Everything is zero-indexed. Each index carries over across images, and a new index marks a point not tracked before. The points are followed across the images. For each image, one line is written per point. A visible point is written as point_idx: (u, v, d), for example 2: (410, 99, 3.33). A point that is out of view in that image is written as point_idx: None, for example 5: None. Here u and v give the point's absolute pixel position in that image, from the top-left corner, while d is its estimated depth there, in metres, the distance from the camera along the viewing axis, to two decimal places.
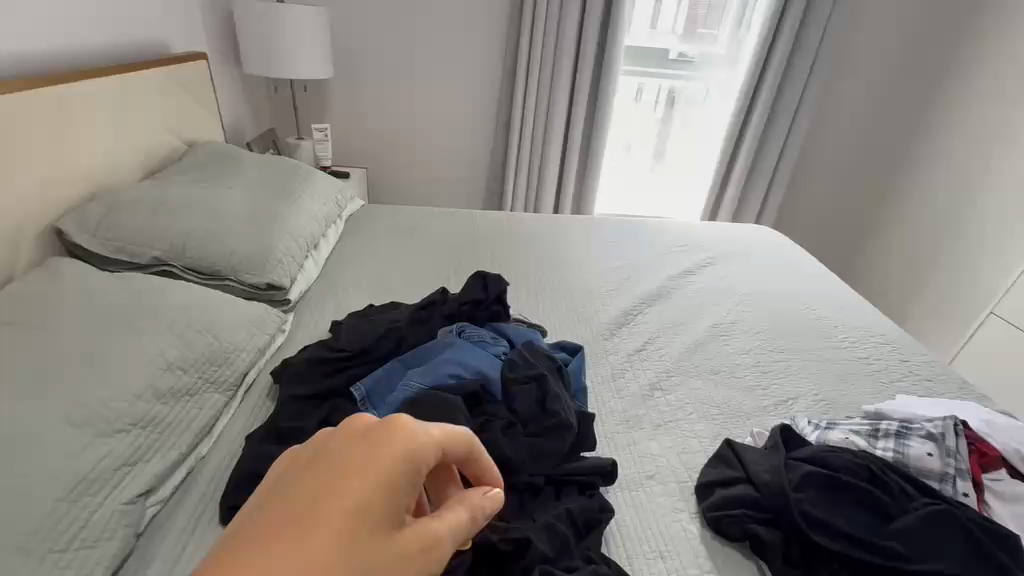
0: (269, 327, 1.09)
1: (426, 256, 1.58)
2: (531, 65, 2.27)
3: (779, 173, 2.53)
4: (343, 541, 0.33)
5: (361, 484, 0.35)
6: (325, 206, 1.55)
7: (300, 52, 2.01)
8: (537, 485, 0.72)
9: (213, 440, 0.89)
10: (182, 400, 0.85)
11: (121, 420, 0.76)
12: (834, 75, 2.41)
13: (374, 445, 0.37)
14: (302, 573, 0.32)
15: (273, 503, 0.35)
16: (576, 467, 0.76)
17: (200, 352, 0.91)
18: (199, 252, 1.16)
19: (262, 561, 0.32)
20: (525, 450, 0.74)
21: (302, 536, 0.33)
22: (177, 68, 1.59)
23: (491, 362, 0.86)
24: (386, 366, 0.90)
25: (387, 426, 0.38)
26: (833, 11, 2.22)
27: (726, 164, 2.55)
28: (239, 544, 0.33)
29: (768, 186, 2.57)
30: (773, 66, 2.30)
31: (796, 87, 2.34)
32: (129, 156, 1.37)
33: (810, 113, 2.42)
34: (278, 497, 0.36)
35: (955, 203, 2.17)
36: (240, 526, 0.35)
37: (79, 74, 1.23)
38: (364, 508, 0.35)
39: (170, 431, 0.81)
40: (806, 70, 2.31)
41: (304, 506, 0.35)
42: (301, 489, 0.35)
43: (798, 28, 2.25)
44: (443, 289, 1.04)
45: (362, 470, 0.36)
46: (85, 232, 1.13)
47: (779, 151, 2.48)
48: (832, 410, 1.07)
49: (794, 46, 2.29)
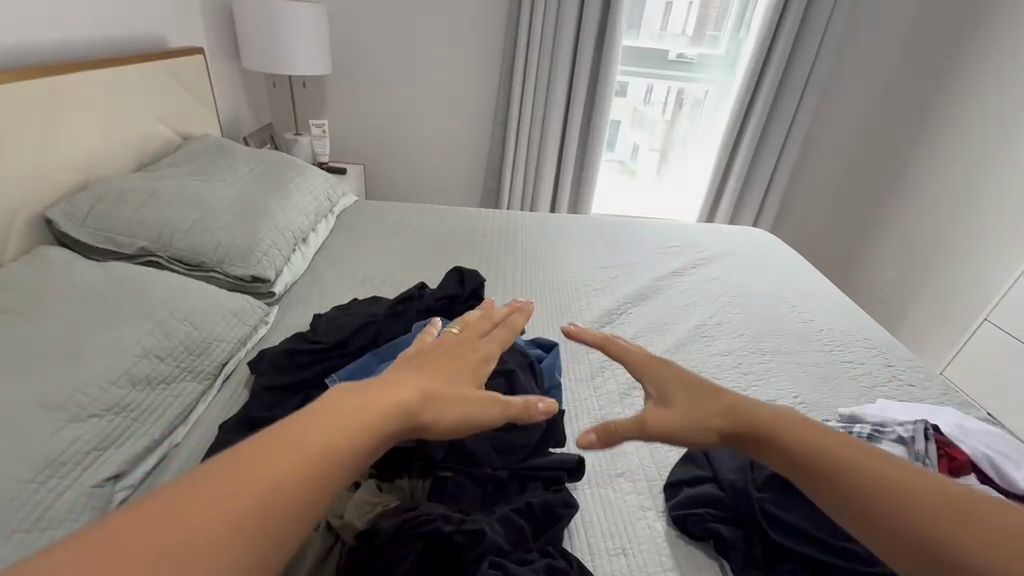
0: (251, 319, 1.10)
1: (414, 252, 1.59)
2: (528, 63, 2.27)
3: (777, 176, 2.52)
4: (453, 383, 0.56)
5: (462, 363, 0.59)
6: (316, 201, 1.56)
7: (298, 49, 2.03)
8: (501, 477, 0.72)
9: (188, 428, 0.90)
10: (158, 388, 0.87)
11: (94, 406, 0.77)
12: (833, 77, 2.40)
13: (466, 348, 0.62)
14: (433, 391, 0.53)
15: (406, 366, 0.57)
16: (540, 461, 0.77)
17: (178, 341, 0.93)
18: (185, 242, 1.18)
19: (410, 381, 0.53)
20: (490, 443, 0.74)
21: (429, 376, 0.55)
22: (172, 62, 1.61)
23: None
24: (362, 358, 0.92)
25: (472, 341, 0.63)
26: (834, 12, 2.20)
27: (723, 166, 2.53)
28: (392, 377, 0.54)
29: (765, 188, 2.55)
30: (772, 67, 2.28)
31: (795, 90, 2.33)
32: (122, 148, 1.38)
33: (809, 116, 2.41)
34: (408, 364, 0.57)
35: (953, 207, 2.15)
36: (386, 373, 0.55)
37: (70, 66, 1.24)
38: (462, 373, 0.58)
39: (144, 417, 0.83)
40: (804, 73, 2.30)
41: (428, 367, 0.57)
42: (425, 360, 0.58)
43: (799, 30, 2.23)
44: (421, 284, 1.04)
45: (461, 358, 0.60)
46: (74, 222, 1.14)
47: (777, 153, 2.46)
48: (810, 413, 1.06)
49: (794, 47, 2.27)
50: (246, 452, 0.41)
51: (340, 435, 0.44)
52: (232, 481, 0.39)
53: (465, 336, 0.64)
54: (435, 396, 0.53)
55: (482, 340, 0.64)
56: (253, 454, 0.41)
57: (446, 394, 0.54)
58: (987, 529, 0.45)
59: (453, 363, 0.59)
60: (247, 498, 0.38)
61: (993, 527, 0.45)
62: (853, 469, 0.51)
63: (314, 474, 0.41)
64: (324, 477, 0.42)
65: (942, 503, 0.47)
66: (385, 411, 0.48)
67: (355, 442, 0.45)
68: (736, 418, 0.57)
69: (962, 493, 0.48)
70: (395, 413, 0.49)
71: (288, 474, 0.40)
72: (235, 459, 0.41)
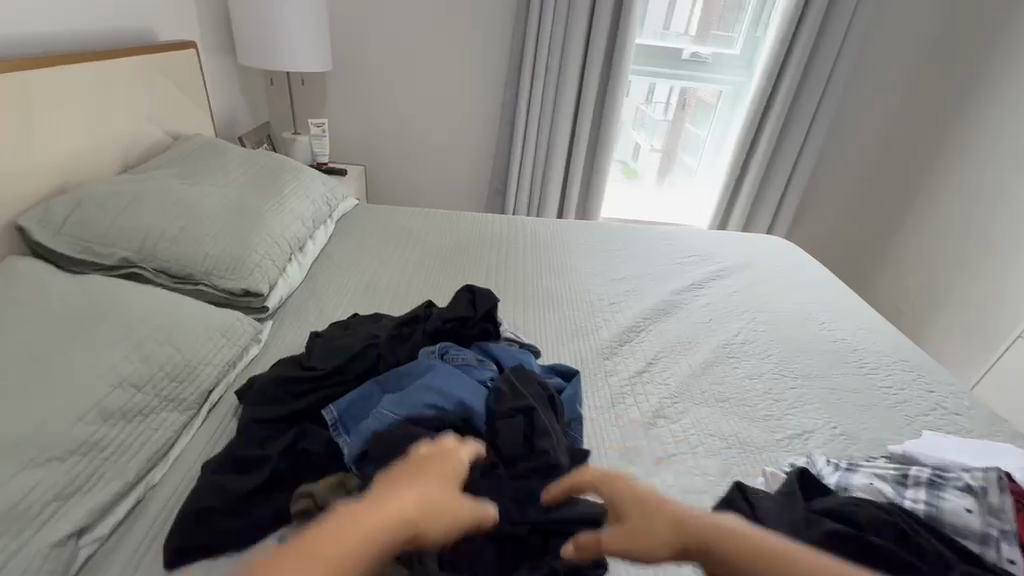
0: (241, 338, 1.00)
1: (419, 260, 1.49)
2: (537, 61, 2.17)
3: (793, 181, 2.42)
4: (443, 490, 0.52)
5: (440, 470, 0.56)
6: (314, 206, 1.47)
7: (297, 43, 1.93)
8: (522, 535, 0.63)
9: (169, 465, 0.81)
10: (134, 421, 0.78)
11: (58, 446, 0.68)
12: (854, 79, 2.30)
13: (437, 457, 0.59)
14: (431, 500, 0.49)
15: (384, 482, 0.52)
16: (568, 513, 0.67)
17: (158, 366, 0.83)
18: (170, 252, 1.08)
19: (403, 491, 0.48)
20: (509, 494, 0.66)
21: (418, 484, 0.51)
22: (161, 57, 1.52)
23: (475, 389, 0.77)
24: (363, 387, 0.82)
25: (441, 450, 0.60)
26: (857, 12, 2.11)
27: (738, 170, 2.43)
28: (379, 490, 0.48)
29: (782, 191, 2.45)
30: (792, 68, 2.19)
31: (816, 90, 2.23)
32: (107, 148, 1.29)
33: (828, 120, 2.31)
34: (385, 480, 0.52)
35: (983, 214, 2.06)
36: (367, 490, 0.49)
37: (47, 59, 1.15)
38: (445, 480, 0.55)
39: (117, 456, 0.73)
40: (826, 72, 2.20)
41: (409, 478, 0.52)
42: (403, 473, 0.53)
43: (820, 30, 2.13)
44: (428, 304, 0.96)
45: (436, 465, 0.56)
46: (49, 229, 1.05)
47: (795, 156, 2.36)
48: (852, 447, 0.97)
49: (815, 48, 2.17)
50: None
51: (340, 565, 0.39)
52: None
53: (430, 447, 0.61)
54: (434, 506, 0.49)
55: (448, 447, 0.61)
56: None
57: (441, 504, 0.50)
58: None
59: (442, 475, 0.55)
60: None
61: None
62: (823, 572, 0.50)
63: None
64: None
65: None
66: (390, 526, 0.43)
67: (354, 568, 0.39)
68: (683, 533, 0.55)
69: None
70: (396, 529, 0.43)
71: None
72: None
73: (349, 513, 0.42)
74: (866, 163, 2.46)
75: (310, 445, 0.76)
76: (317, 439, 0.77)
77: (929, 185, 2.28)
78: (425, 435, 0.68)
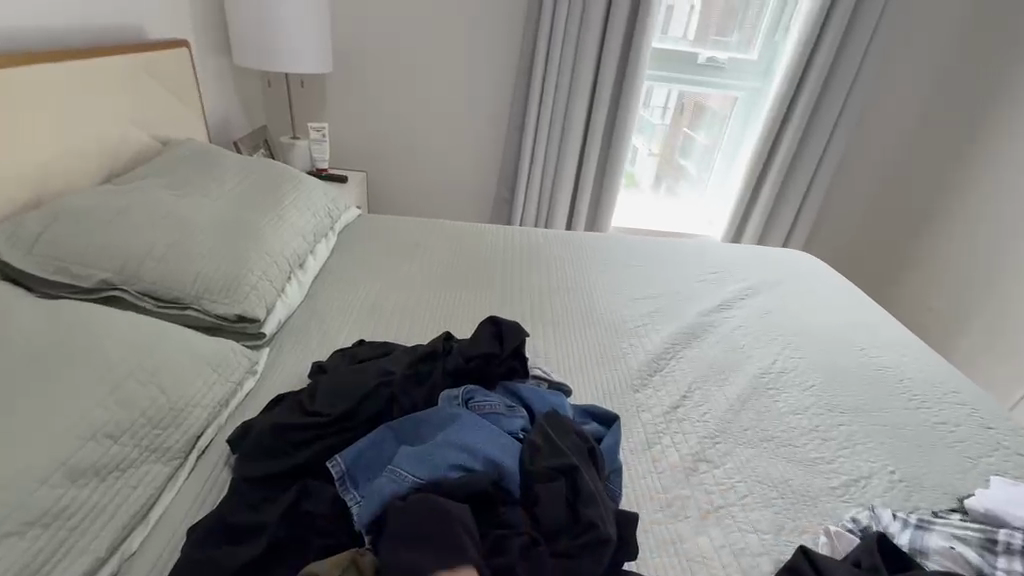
0: (235, 372, 0.90)
1: (428, 277, 1.39)
2: (548, 65, 2.07)
3: (812, 191, 2.33)
4: None
5: None
6: (316, 219, 1.37)
7: (296, 43, 1.82)
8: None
9: (149, 528, 0.70)
10: (109, 480, 0.67)
11: (15, 518, 0.57)
12: (875, 87, 2.23)
13: None
14: None
15: None
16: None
17: (138, 413, 0.72)
18: (156, 274, 0.97)
19: None
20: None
21: None
22: (151, 57, 1.41)
23: (505, 442, 0.68)
24: (373, 432, 0.71)
25: None
26: (881, 17, 2.03)
27: (755, 180, 2.34)
28: None
29: (800, 202, 2.35)
30: (813, 74, 2.10)
31: (837, 98, 2.15)
32: (90, 155, 1.19)
33: (849, 128, 2.23)
34: None
35: (1014, 227, 1.98)
36: None
37: (20, 58, 1.04)
38: None
39: (88, 524, 0.63)
40: (847, 81, 2.12)
41: None
42: None
43: (844, 35, 2.05)
44: (448, 336, 0.86)
45: None
46: (21, 246, 0.95)
47: (814, 167, 2.27)
48: (916, 497, 0.88)
49: (838, 53, 2.09)
50: None
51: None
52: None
53: None
54: None
55: None
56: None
57: None
58: None
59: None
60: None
61: None
62: None
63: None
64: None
65: None
66: None
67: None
68: None
69: None
70: None
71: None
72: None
73: None
74: (886, 173, 2.37)
75: (314, 504, 0.65)
76: (321, 498, 0.66)
77: (953, 197, 2.20)
78: (449, 501, 0.58)
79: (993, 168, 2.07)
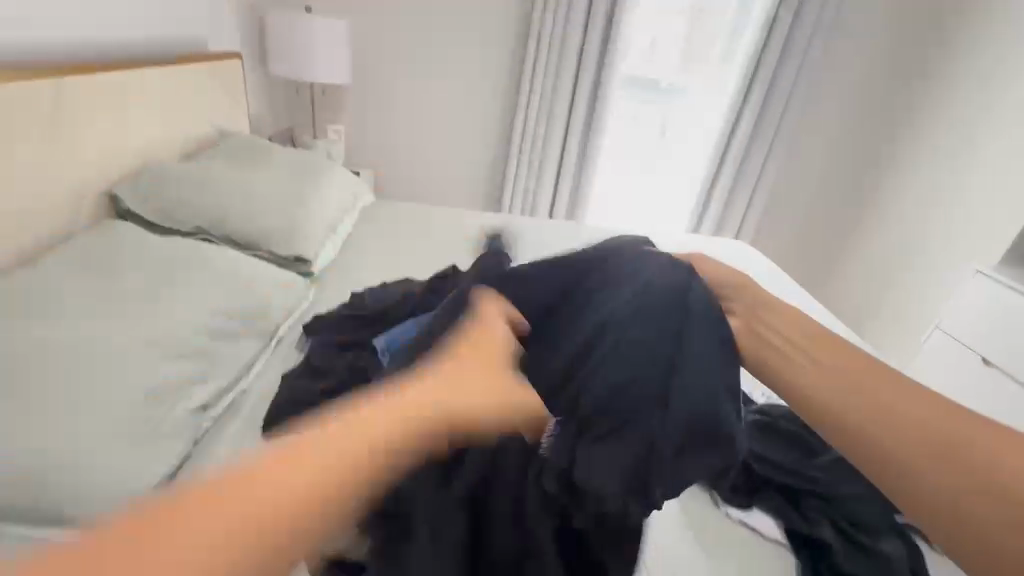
0: (298, 292, 1.21)
1: (432, 249, 1.75)
2: (532, 72, 2.35)
3: (760, 184, 2.50)
4: (415, 409, 0.47)
5: (425, 399, 0.49)
6: (343, 196, 1.70)
7: (323, 56, 2.18)
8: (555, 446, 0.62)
9: (252, 377, 1.03)
10: (228, 341, 0.99)
11: (182, 349, 0.89)
12: (816, 90, 2.42)
13: (434, 381, 0.52)
14: (389, 418, 0.45)
15: (368, 414, 0.45)
16: (692, 380, 0.66)
17: (243, 304, 1.05)
18: (233, 222, 1.31)
19: (362, 416, 0.45)
20: (583, 326, 0.75)
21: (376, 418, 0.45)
22: (213, 63, 1.75)
23: None
24: (404, 324, 1.05)
25: (448, 370, 0.55)
26: (819, 21, 2.22)
27: (712, 173, 2.50)
28: (349, 420, 0.44)
29: (752, 191, 2.52)
30: (760, 77, 2.28)
31: (780, 98, 2.33)
32: (172, 137, 1.52)
33: (791, 125, 2.41)
34: (367, 410, 0.46)
35: (922, 213, 2.25)
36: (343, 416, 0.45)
37: (129, 64, 1.36)
38: (422, 409, 0.48)
39: (221, 362, 0.95)
40: (788, 85, 2.30)
41: (373, 417, 0.45)
42: (382, 408, 0.46)
43: (787, 37, 2.23)
44: (453, 267, 1.23)
45: (420, 391, 0.50)
46: (139, 201, 1.29)
47: (762, 156, 2.44)
48: None
49: (782, 53, 2.27)
50: (234, 480, 0.36)
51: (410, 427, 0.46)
52: (308, 457, 0.40)
53: (434, 376, 0.53)
54: (396, 432, 0.45)
55: (446, 395, 0.51)
56: (350, 424, 0.44)
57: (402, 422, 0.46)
58: (906, 434, 0.56)
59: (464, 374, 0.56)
60: (338, 458, 0.41)
61: (905, 433, 0.56)
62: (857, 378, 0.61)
63: (372, 460, 0.42)
64: (390, 444, 0.44)
65: (890, 413, 0.58)
66: (350, 450, 0.41)
67: (405, 445, 0.45)
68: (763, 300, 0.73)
69: (907, 409, 0.58)
70: (373, 447, 0.43)
71: (394, 439, 0.44)
72: (291, 448, 0.40)
73: (307, 450, 0.40)
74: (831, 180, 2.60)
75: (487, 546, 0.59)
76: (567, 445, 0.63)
77: (874, 191, 2.52)
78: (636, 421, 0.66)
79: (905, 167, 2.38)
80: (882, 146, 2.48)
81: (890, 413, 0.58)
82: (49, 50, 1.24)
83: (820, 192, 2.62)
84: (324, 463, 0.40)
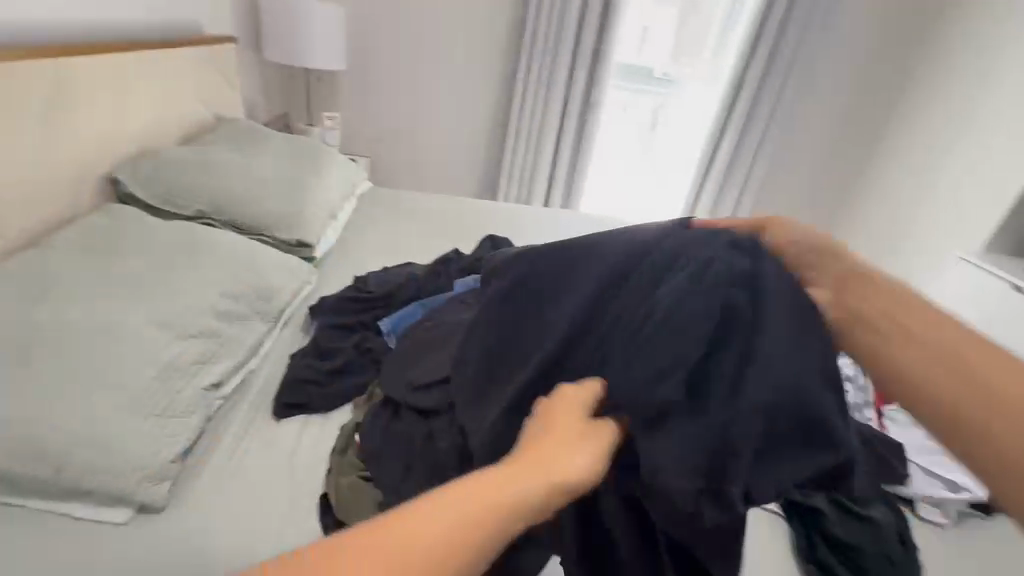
0: (303, 276, 1.22)
1: (432, 237, 1.77)
2: (529, 60, 2.35)
3: (753, 174, 2.54)
4: (538, 463, 0.40)
5: (551, 452, 0.42)
6: (344, 182, 1.70)
7: (319, 42, 2.16)
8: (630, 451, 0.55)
9: (260, 358, 1.04)
10: (236, 322, 0.99)
11: (192, 329, 0.90)
12: (809, 81, 2.45)
13: (555, 424, 0.45)
14: (517, 482, 0.38)
15: (491, 477, 0.38)
16: (764, 373, 0.53)
17: (249, 286, 1.05)
18: (234, 206, 1.32)
19: (485, 476, 0.38)
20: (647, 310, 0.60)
21: (501, 480, 0.38)
22: (210, 46, 1.73)
23: (446, 304, 1.02)
24: (409, 306, 1.08)
25: (566, 408, 0.47)
26: (814, 12, 2.24)
27: (706, 163, 2.53)
28: (470, 481, 0.38)
29: (745, 182, 2.55)
30: (755, 66, 2.30)
31: (774, 88, 2.34)
32: (171, 122, 1.51)
33: (784, 116, 2.44)
34: (493, 473, 0.39)
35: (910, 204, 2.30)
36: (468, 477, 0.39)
37: (128, 46, 1.35)
38: (554, 471, 0.40)
39: (230, 343, 0.96)
40: (782, 75, 2.32)
41: (494, 478, 0.38)
42: (507, 467, 0.40)
43: (781, 27, 2.25)
44: (457, 250, 1.26)
45: (544, 444, 0.42)
46: (138, 184, 1.28)
47: (756, 146, 2.46)
48: None
49: (776, 43, 2.28)
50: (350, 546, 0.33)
51: (508, 502, 0.37)
52: (422, 527, 0.34)
53: (557, 419, 0.46)
54: (518, 499, 0.37)
55: (572, 444, 0.43)
56: (472, 485, 0.38)
57: (525, 481, 0.38)
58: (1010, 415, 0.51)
59: (586, 416, 0.48)
60: (455, 520, 0.35)
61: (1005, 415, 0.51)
62: (946, 358, 0.55)
63: (489, 533, 0.36)
64: (520, 515, 0.37)
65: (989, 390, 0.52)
66: (464, 519, 0.35)
67: (525, 510, 0.38)
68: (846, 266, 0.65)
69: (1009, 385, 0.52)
70: (499, 513, 0.36)
71: (512, 506, 0.37)
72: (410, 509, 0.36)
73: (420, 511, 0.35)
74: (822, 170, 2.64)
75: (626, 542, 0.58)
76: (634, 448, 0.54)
77: (865, 181, 2.56)
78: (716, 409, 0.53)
79: (894, 159, 2.43)
80: (873, 136, 2.52)
81: (974, 386, 0.53)
82: (46, 31, 1.23)
83: (810, 181, 2.66)
84: (440, 535, 0.34)
